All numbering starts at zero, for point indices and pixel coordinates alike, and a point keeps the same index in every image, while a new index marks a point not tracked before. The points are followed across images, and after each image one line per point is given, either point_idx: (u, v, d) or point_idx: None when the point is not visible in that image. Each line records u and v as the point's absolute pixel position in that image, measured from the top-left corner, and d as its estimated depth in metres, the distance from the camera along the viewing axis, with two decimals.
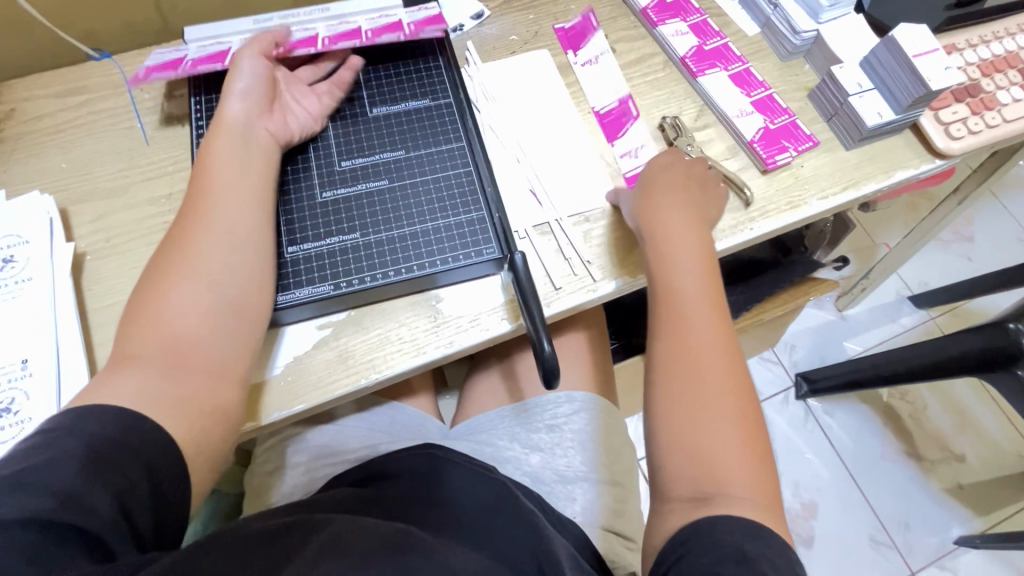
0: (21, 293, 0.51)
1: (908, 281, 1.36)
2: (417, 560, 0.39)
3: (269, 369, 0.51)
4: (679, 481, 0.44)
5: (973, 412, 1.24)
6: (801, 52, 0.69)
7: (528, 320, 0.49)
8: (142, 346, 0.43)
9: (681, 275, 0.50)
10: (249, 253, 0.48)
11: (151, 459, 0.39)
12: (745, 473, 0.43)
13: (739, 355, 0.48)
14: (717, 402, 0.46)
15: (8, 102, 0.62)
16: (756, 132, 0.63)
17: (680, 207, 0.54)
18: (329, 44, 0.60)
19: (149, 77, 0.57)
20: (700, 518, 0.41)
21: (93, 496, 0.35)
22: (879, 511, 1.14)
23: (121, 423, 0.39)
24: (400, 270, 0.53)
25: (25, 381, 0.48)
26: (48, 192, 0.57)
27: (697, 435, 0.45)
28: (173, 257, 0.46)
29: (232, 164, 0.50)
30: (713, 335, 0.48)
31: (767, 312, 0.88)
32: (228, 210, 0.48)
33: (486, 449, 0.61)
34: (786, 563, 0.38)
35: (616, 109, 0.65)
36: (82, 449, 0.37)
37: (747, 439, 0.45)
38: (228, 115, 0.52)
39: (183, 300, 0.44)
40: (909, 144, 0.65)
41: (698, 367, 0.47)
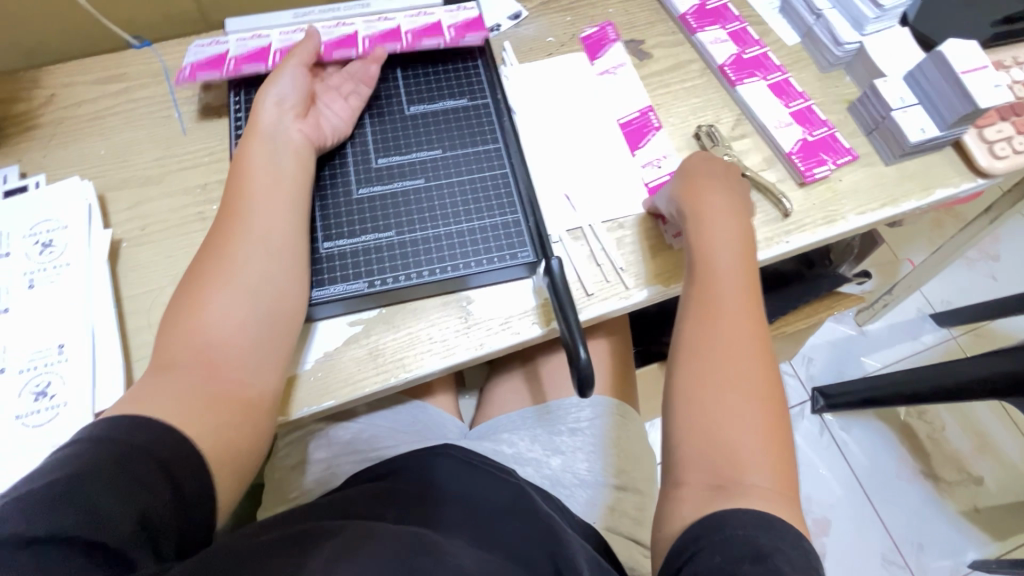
0: (59, 278, 0.51)
1: (931, 299, 1.34)
2: (428, 562, 0.38)
3: (301, 364, 0.51)
4: (694, 469, 0.43)
5: (993, 435, 1.21)
6: (842, 64, 0.68)
7: (564, 325, 0.48)
8: (180, 354, 0.43)
9: (715, 263, 0.50)
10: (287, 258, 0.48)
11: (175, 468, 0.38)
12: (765, 467, 0.41)
13: (767, 348, 0.47)
14: (739, 391, 0.44)
15: (49, 87, 0.62)
16: (794, 144, 0.62)
17: (718, 201, 0.52)
18: (370, 47, 0.61)
19: (195, 79, 0.58)
20: (714, 514, 0.39)
21: (113, 507, 0.34)
22: (892, 531, 1.12)
23: (149, 433, 0.38)
24: (433, 270, 0.53)
25: (61, 365, 0.48)
26: (86, 178, 0.57)
27: (717, 424, 0.43)
28: (215, 261, 0.46)
29: (272, 168, 0.50)
30: (741, 324, 0.47)
31: (790, 324, 0.86)
32: (267, 210, 0.48)
33: (505, 449, 0.61)
34: (801, 560, 0.36)
35: (637, 119, 0.63)
36: (108, 460, 0.36)
37: (770, 431, 0.43)
38: (269, 118, 0.52)
39: (222, 307, 0.45)
40: (951, 161, 0.63)
41: (723, 358, 0.45)
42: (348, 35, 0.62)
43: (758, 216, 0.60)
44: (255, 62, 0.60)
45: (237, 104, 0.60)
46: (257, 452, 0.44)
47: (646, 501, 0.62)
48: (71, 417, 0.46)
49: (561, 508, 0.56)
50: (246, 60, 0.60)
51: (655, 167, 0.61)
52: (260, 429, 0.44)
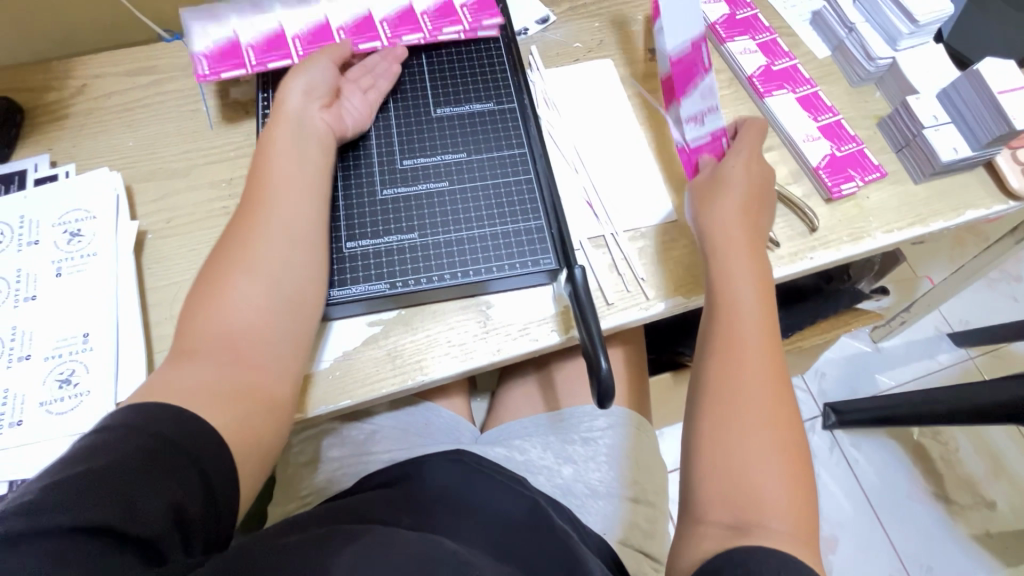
0: (86, 267, 0.52)
1: (949, 318, 1.32)
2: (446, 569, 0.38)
3: (317, 363, 0.51)
4: (712, 500, 0.42)
5: (1009, 459, 1.19)
6: (873, 79, 0.67)
7: (584, 334, 0.48)
8: (202, 339, 0.43)
9: (736, 291, 0.49)
10: (305, 248, 0.48)
11: (205, 464, 0.38)
12: (785, 491, 0.41)
13: (781, 366, 0.47)
14: (759, 412, 0.44)
15: (81, 77, 0.63)
16: (822, 159, 0.61)
17: (738, 211, 0.51)
18: (393, 36, 0.62)
19: (218, 75, 0.58)
20: (739, 548, 0.39)
21: (148, 502, 0.34)
22: (902, 552, 1.11)
23: (178, 423, 0.39)
24: (455, 273, 0.53)
25: (85, 354, 0.49)
26: (115, 169, 0.58)
27: (739, 444, 0.43)
28: (236, 248, 0.46)
29: (294, 159, 0.50)
30: (762, 354, 0.46)
31: (808, 339, 0.85)
32: (288, 199, 0.49)
33: (518, 456, 0.61)
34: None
35: (688, 55, 0.56)
36: (144, 453, 0.36)
37: (789, 455, 0.43)
38: (292, 107, 0.52)
39: (242, 296, 0.45)
40: (981, 182, 0.62)
41: (741, 376, 0.45)
42: (365, 16, 0.63)
43: (783, 230, 0.59)
44: (275, 52, 0.60)
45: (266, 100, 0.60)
46: (276, 448, 0.44)
47: (657, 513, 0.61)
48: (94, 405, 0.47)
49: (573, 520, 0.55)
50: (265, 51, 0.60)
51: (698, 124, 0.57)
52: (277, 430, 0.44)
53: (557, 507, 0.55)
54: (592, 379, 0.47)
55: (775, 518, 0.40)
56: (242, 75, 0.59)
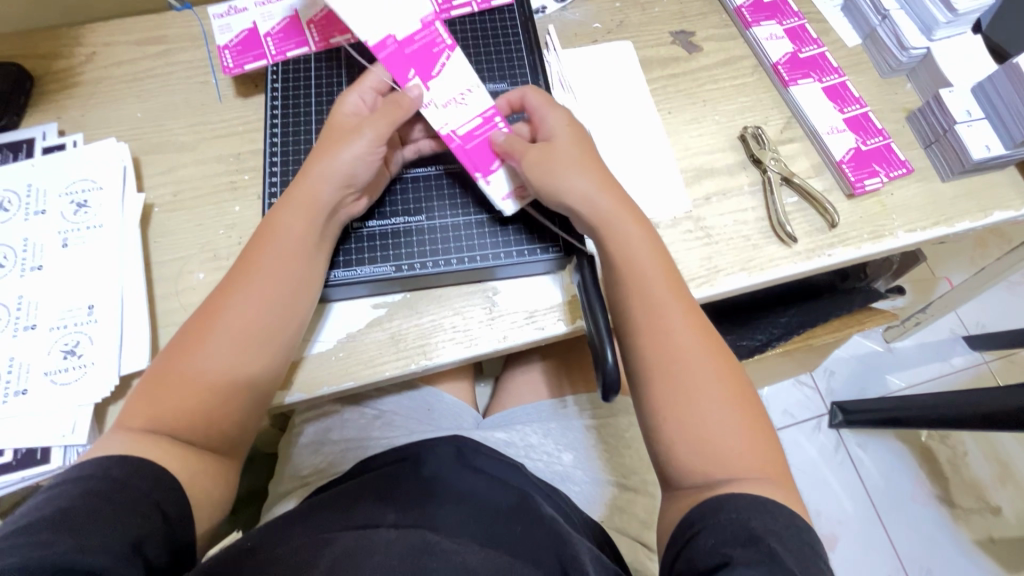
0: (92, 239, 0.52)
1: (965, 321, 1.29)
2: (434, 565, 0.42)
3: (313, 344, 0.51)
4: (689, 475, 0.42)
5: (1018, 466, 1.18)
6: (904, 70, 0.64)
7: (593, 326, 0.47)
8: (165, 412, 0.42)
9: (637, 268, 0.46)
10: (283, 333, 0.46)
11: (161, 497, 0.39)
12: (748, 445, 0.42)
13: (702, 319, 0.46)
14: (708, 374, 0.44)
15: (91, 46, 0.62)
16: (846, 152, 0.59)
17: (588, 171, 0.48)
18: None
19: (242, 68, 0.58)
20: (708, 497, 0.40)
21: (101, 534, 0.35)
22: (902, 553, 1.10)
23: (126, 467, 0.39)
24: (462, 258, 0.52)
25: (90, 326, 0.49)
26: (123, 140, 0.57)
27: (700, 411, 0.42)
28: (218, 324, 0.44)
29: (299, 239, 0.46)
30: (690, 334, 0.45)
31: (817, 337, 0.82)
32: (280, 285, 0.45)
33: (518, 442, 0.60)
34: (794, 538, 0.37)
35: (422, 32, 0.50)
36: (98, 499, 0.36)
37: (746, 412, 0.43)
38: (319, 192, 0.47)
39: (210, 373, 0.43)
40: (1013, 182, 0.60)
41: (677, 340, 0.44)
42: None
43: (801, 225, 0.57)
44: (293, 40, 0.59)
45: (276, 73, 0.58)
46: (247, 429, 0.46)
47: (655, 503, 0.60)
48: (97, 376, 0.47)
49: (568, 506, 0.56)
50: (283, 39, 0.59)
51: (457, 106, 0.51)
52: (246, 416, 0.45)
53: (552, 492, 0.56)
54: (598, 372, 0.45)
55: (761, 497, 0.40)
56: (265, 67, 0.58)
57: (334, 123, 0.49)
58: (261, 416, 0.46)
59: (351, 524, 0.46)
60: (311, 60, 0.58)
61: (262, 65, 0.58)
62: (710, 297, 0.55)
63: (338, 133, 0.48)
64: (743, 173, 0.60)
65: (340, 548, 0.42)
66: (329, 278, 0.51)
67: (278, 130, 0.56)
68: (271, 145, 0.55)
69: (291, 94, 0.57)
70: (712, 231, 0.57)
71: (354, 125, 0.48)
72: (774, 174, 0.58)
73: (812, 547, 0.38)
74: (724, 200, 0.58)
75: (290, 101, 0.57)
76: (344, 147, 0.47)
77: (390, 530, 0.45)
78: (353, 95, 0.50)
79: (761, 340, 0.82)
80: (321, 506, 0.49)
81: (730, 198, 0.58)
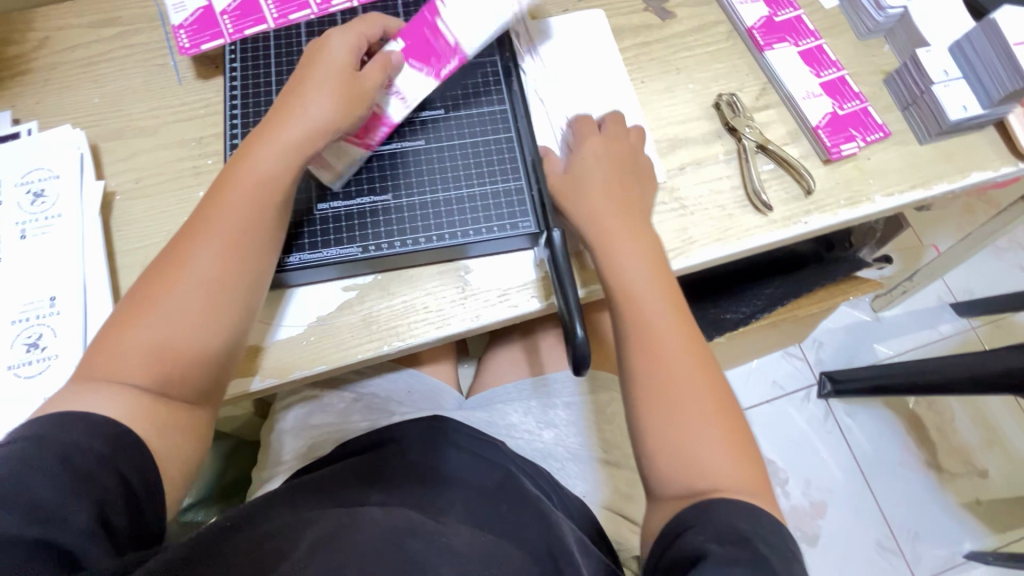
0: (50, 229, 0.51)
1: (953, 288, 1.29)
2: (419, 546, 0.40)
3: (274, 330, 0.50)
4: (664, 459, 0.43)
5: (1004, 429, 1.19)
6: (882, 31, 0.63)
7: (562, 302, 0.46)
8: (142, 364, 0.41)
9: (636, 286, 0.47)
10: (251, 287, 0.45)
11: (127, 467, 0.39)
12: (721, 434, 0.43)
13: (672, 285, 0.48)
14: (669, 330, 0.45)
15: (41, 30, 0.59)
16: (822, 117, 0.58)
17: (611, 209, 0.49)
18: (281, 17, 0.57)
19: (199, 48, 0.56)
20: (700, 501, 0.40)
21: (68, 505, 0.35)
22: (890, 518, 1.12)
23: (89, 427, 0.39)
24: (431, 237, 0.51)
25: (52, 318, 0.48)
26: (79, 127, 0.56)
27: (659, 366, 0.44)
28: (188, 272, 0.43)
29: (269, 182, 0.45)
30: (669, 324, 0.45)
31: (802, 309, 0.80)
32: (252, 231, 0.45)
33: (498, 421, 0.61)
34: (783, 546, 0.38)
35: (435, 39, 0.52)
36: (58, 462, 0.36)
37: (717, 400, 0.44)
38: (295, 138, 0.46)
39: (170, 324, 0.42)
40: (991, 142, 0.59)
41: (639, 300, 0.46)
42: None
43: (777, 193, 0.56)
44: (251, 17, 0.57)
45: (235, 52, 0.56)
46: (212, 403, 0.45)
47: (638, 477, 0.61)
48: (62, 369, 0.46)
49: (550, 484, 0.56)
50: (240, 17, 0.57)
51: (400, 102, 0.52)
52: (213, 383, 0.44)
53: (534, 472, 0.56)
54: (567, 346, 0.45)
55: (722, 468, 0.42)
56: (223, 46, 0.57)
57: (313, 61, 0.49)
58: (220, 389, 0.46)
59: (337, 503, 0.46)
60: (269, 38, 0.56)
61: (220, 44, 0.56)
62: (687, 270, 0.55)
63: (340, 87, 0.47)
64: (718, 142, 0.58)
65: (321, 529, 0.40)
66: (285, 264, 0.50)
67: (237, 112, 0.54)
68: (230, 127, 0.54)
69: (249, 72, 0.55)
70: (688, 201, 0.56)
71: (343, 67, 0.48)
72: (749, 142, 0.57)
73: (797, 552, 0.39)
74: (699, 169, 0.57)
75: (249, 81, 0.55)
76: (323, 85, 0.47)
77: (376, 507, 0.44)
78: (338, 39, 0.49)
79: (744, 312, 0.82)
80: (303, 490, 0.48)
81: (705, 167, 0.57)
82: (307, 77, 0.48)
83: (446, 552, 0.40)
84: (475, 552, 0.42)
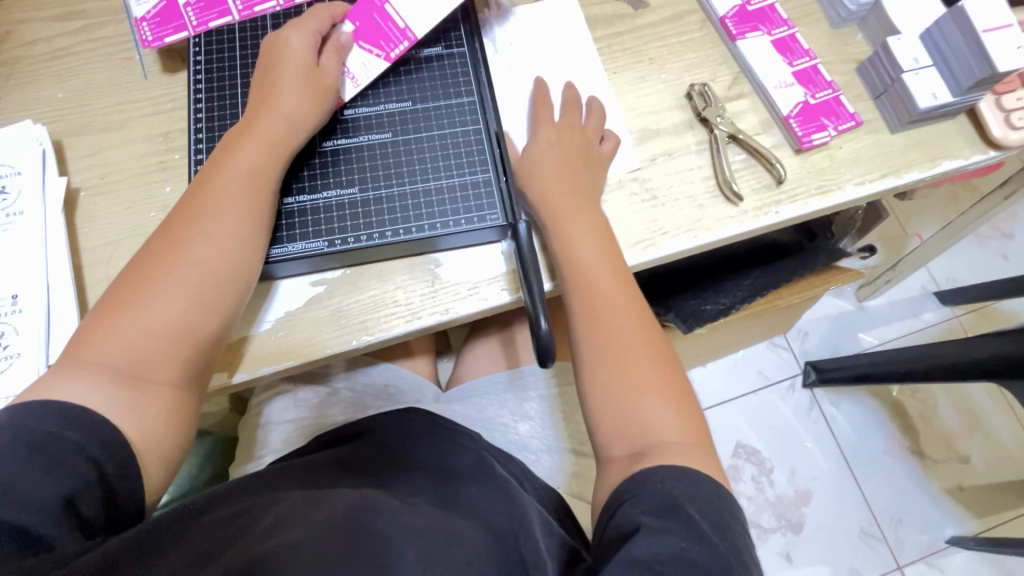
0: (13, 227, 0.50)
1: (936, 277, 1.30)
2: (383, 523, 0.40)
3: (257, 324, 0.50)
4: (612, 438, 0.44)
5: (987, 415, 1.20)
6: (855, 19, 0.62)
7: (527, 295, 0.46)
8: (133, 349, 0.41)
9: (582, 258, 0.48)
10: (241, 270, 0.45)
11: (102, 455, 0.38)
12: (669, 410, 0.44)
13: (617, 251, 0.50)
14: (612, 296, 0.47)
15: (4, 24, 0.59)
16: (794, 106, 0.58)
17: (560, 185, 0.51)
18: (247, 10, 0.56)
19: (162, 41, 0.55)
20: (634, 472, 0.41)
21: (35, 488, 0.34)
22: (874, 505, 1.13)
23: (63, 416, 0.37)
24: (398, 230, 0.51)
25: (15, 316, 0.48)
26: (43, 122, 0.55)
27: (605, 342, 0.46)
28: (181, 260, 0.43)
29: (259, 171, 0.47)
30: (616, 299, 0.47)
31: (782, 298, 0.80)
32: (245, 216, 0.45)
33: (474, 414, 0.60)
34: (714, 514, 0.38)
35: (384, 26, 0.54)
36: (28, 450, 0.35)
37: (665, 379, 0.45)
38: (280, 129, 0.48)
39: (157, 310, 0.42)
40: (962, 130, 0.59)
41: (582, 262, 0.48)
42: None
43: (748, 182, 0.56)
44: (215, 9, 0.56)
45: (198, 46, 0.55)
46: (196, 400, 0.44)
47: None
48: (26, 368, 0.46)
49: (523, 472, 0.56)
50: (204, 9, 0.56)
51: (352, 84, 0.53)
52: (199, 372, 0.44)
53: (508, 460, 0.56)
54: (532, 338, 0.45)
55: (665, 439, 0.42)
56: (187, 39, 0.55)
57: (273, 58, 0.50)
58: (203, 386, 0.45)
59: (305, 485, 0.46)
60: (234, 31, 0.56)
61: (183, 37, 0.55)
62: (656, 261, 0.54)
63: (313, 82, 0.49)
64: (690, 132, 0.58)
65: (281, 509, 0.40)
66: (270, 255, 0.49)
67: (202, 107, 0.54)
68: (195, 122, 0.53)
69: (214, 66, 0.55)
70: (659, 192, 0.56)
71: (301, 59, 0.49)
72: (720, 132, 0.57)
73: (727, 512, 0.39)
74: (671, 160, 0.57)
75: (214, 76, 0.54)
76: (285, 78, 0.49)
77: (346, 488, 0.45)
78: (292, 35, 0.50)
79: (723, 303, 0.79)
80: (272, 473, 0.48)
81: (677, 158, 0.57)
82: (276, 72, 0.49)
83: (404, 529, 0.40)
84: (439, 531, 0.42)
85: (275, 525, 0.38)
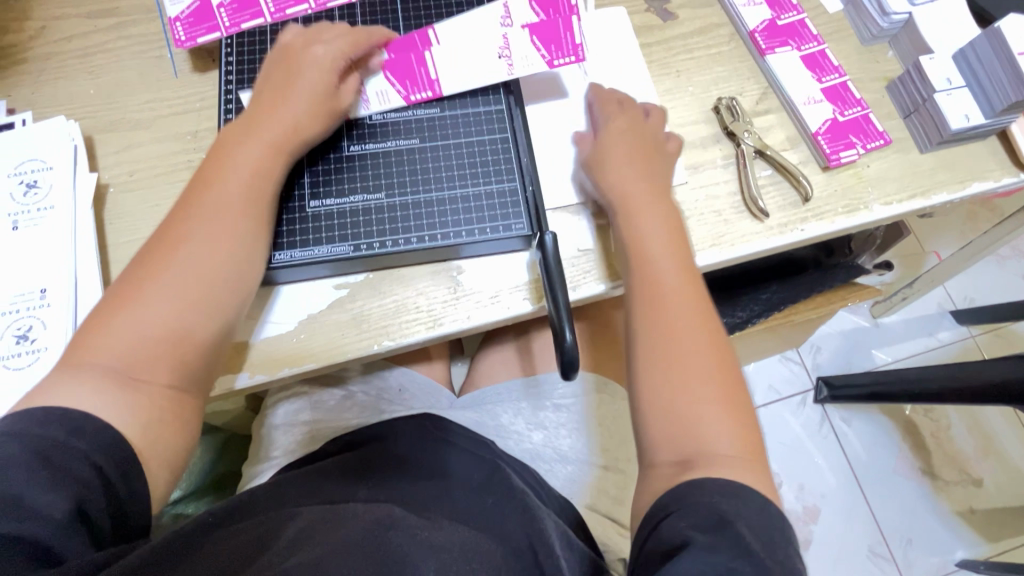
0: (43, 221, 0.51)
1: (953, 296, 1.28)
2: (398, 536, 0.41)
3: (260, 327, 0.50)
4: (664, 448, 0.43)
5: (1001, 439, 1.18)
6: (886, 37, 0.62)
7: (552, 304, 0.46)
8: (137, 347, 0.41)
9: (654, 258, 0.48)
10: (240, 275, 0.45)
11: (107, 462, 0.38)
12: (727, 423, 0.42)
13: (687, 249, 0.49)
14: (680, 299, 0.46)
15: (38, 20, 0.59)
16: (823, 123, 0.58)
17: (636, 175, 0.51)
18: (279, 12, 0.57)
19: (195, 41, 0.56)
20: (681, 483, 0.40)
21: (47, 497, 0.35)
22: (884, 525, 1.11)
23: (71, 425, 0.37)
24: (422, 237, 0.51)
25: (42, 310, 0.48)
26: (74, 118, 0.56)
27: (664, 351, 0.45)
28: (177, 265, 0.43)
29: (261, 174, 0.47)
30: (683, 307, 0.46)
31: (799, 313, 0.80)
32: (251, 218, 0.46)
33: (489, 421, 0.61)
34: (767, 534, 0.38)
35: (415, 70, 0.54)
36: (36, 457, 0.35)
37: (723, 390, 0.44)
38: (286, 134, 0.48)
39: (154, 313, 0.42)
40: (993, 152, 0.58)
41: (653, 258, 0.48)
42: None
43: (774, 199, 0.56)
44: (247, 11, 0.56)
45: (230, 46, 0.56)
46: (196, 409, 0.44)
47: (627, 481, 0.61)
48: (50, 361, 0.47)
49: (538, 485, 0.56)
50: (237, 10, 0.56)
51: (365, 107, 0.53)
52: (206, 372, 0.44)
53: (522, 469, 0.55)
54: (557, 349, 0.45)
55: (722, 448, 0.41)
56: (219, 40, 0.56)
57: (295, 62, 0.50)
58: (203, 391, 0.45)
59: (319, 500, 0.46)
60: (265, 32, 0.56)
61: (216, 38, 0.56)
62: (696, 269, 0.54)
63: (331, 90, 0.50)
64: (716, 146, 0.58)
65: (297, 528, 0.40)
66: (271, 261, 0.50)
67: (232, 107, 0.54)
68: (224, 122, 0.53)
69: (245, 66, 0.55)
70: (683, 206, 0.55)
71: (323, 64, 0.50)
72: (747, 147, 0.57)
73: (781, 531, 0.38)
74: (696, 173, 0.57)
75: (244, 77, 0.55)
76: (305, 85, 0.49)
77: (360, 503, 0.45)
78: (324, 44, 0.51)
79: (741, 316, 0.80)
80: (289, 485, 0.49)
81: (703, 171, 0.57)
82: (294, 78, 0.49)
83: (426, 546, 0.40)
84: (456, 547, 0.41)
85: (296, 542, 0.39)
